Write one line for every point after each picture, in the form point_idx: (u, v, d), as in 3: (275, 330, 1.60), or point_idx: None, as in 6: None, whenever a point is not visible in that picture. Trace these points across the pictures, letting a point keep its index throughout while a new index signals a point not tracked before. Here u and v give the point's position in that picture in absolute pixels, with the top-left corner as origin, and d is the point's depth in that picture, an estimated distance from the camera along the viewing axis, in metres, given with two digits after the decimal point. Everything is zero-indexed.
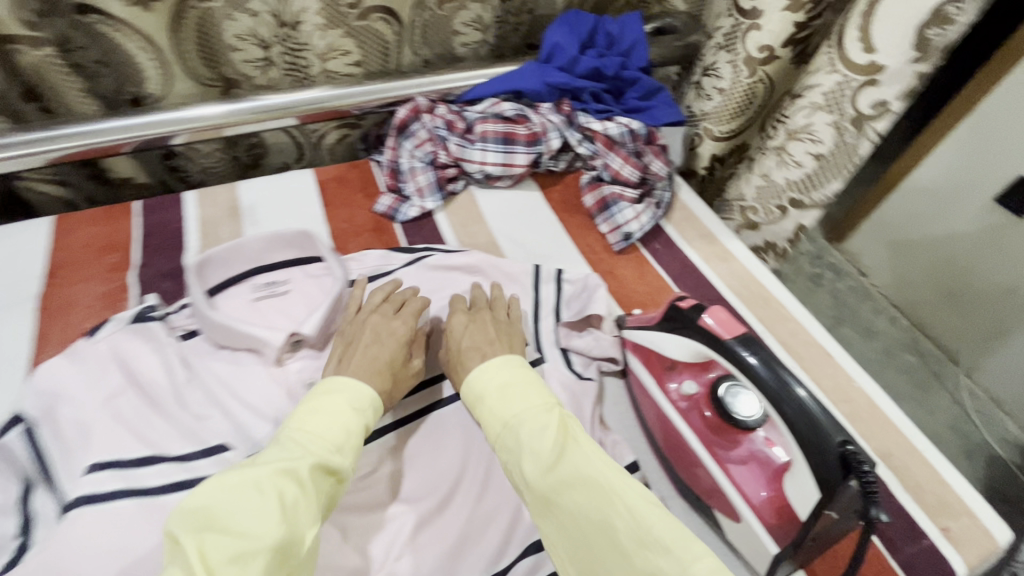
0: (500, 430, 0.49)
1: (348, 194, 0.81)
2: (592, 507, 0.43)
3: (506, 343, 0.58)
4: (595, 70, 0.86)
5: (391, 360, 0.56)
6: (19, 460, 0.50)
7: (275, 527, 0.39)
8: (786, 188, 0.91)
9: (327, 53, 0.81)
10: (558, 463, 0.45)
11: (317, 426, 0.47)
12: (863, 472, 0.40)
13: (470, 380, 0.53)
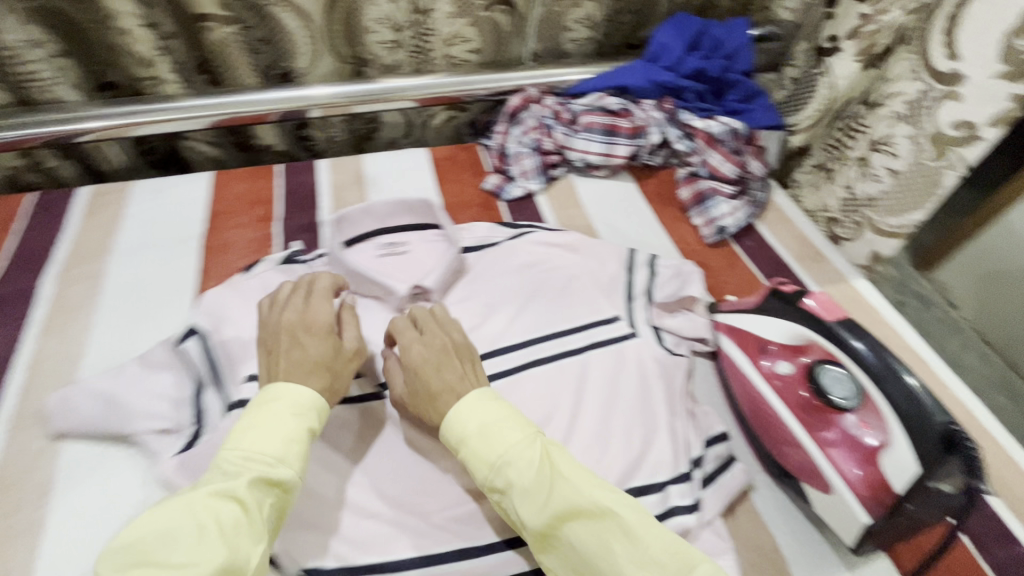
0: (486, 472, 0.48)
1: (459, 172, 0.88)
2: (591, 536, 0.45)
3: (471, 371, 0.55)
4: (698, 71, 0.89)
5: (322, 355, 0.52)
6: (194, 362, 0.57)
7: (206, 557, 0.38)
8: (863, 208, 0.81)
9: (451, 39, 0.88)
10: (549, 498, 0.46)
11: (252, 440, 0.45)
12: (965, 446, 0.45)
13: (447, 423, 0.51)
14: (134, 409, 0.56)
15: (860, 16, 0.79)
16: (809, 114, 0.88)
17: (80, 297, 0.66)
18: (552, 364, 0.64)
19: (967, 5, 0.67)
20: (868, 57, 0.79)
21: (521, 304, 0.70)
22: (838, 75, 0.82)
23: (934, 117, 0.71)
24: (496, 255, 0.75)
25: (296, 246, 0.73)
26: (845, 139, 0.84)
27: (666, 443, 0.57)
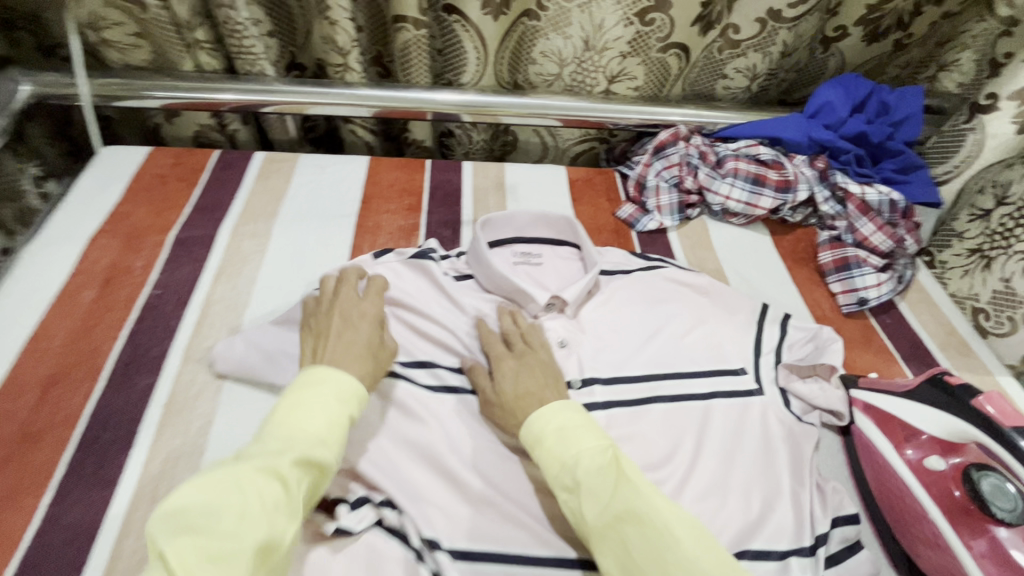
0: (556, 471, 0.50)
1: (594, 195, 0.89)
2: (649, 543, 0.44)
3: (555, 385, 0.58)
4: (861, 134, 0.86)
5: (370, 343, 0.55)
6: None
7: (254, 530, 0.38)
8: (1020, 304, 0.73)
9: (617, 76, 0.89)
10: (612, 496, 0.46)
11: (294, 419, 0.45)
12: None
13: (530, 421, 0.54)
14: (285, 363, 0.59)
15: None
16: (951, 165, 0.86)
17: (250, 251, 0.73)
18: (673, 403, 0.63)
19: None
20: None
21: (648, 336, 0.70)
22: (991, 132, 0.81)
23: None
24: (625, 281, 0.76)
25: (431, 242, 0.75)
26: (1013, 228, 0.74)
27: (789, 510, 0.55)
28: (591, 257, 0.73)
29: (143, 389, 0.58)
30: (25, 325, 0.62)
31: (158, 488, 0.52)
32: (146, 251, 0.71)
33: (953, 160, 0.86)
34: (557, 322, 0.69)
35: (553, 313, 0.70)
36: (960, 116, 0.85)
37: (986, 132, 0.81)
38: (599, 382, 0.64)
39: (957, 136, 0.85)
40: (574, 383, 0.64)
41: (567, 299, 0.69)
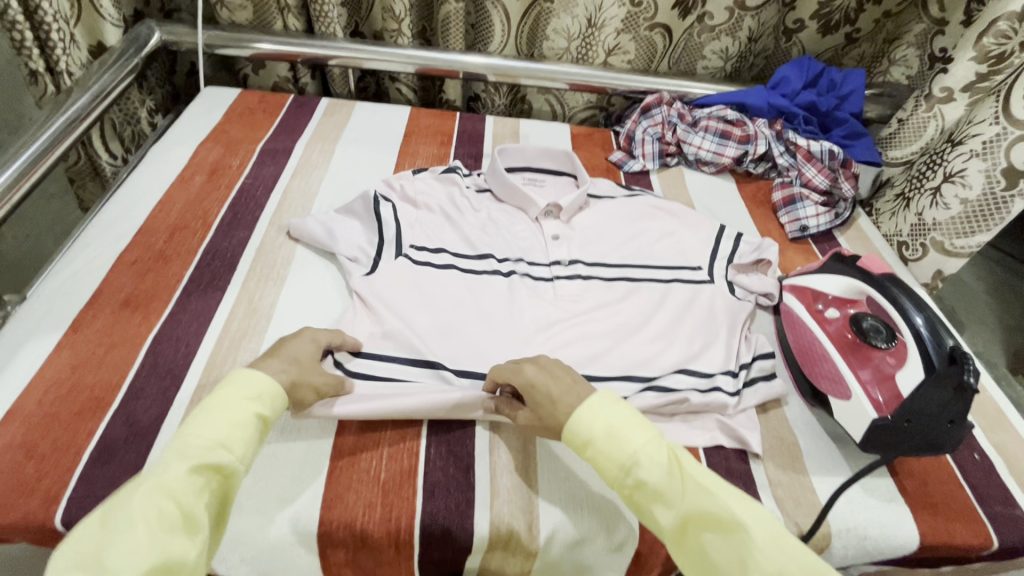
0: (618, 471, 0.51)
1: (591, 145, 1.10)
2: (720, 544, 0.47)
3: (583, 384, 0.58)
4: (812, 104, 1.06)
5: (300, 357, 0.57)
6: (376, 218, 0.78)
7: (145, 554, 0.39)
8: (930, 232, 0.91)
9: (613, 50, 1.12)
10: (682, 500, 0.49)
11: (199, 426, 0.47)
12: (969, 365, 0.56)
13: (574, 424, 0.53)
14: (342, 236, 0.78)
15: (974, 72, 0.86)
16: (912, 151, 0.97)
17: (319, 161, 0.94)
18: (640, 281, 0.81)
19: None
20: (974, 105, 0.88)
21: (626, 239, 0.88)
22: (947, 120, 0.92)
23: (1007, 154, 0.80)
24: (610, 203, 0.95)
25: (458, 163, 0.96)
26: (925, 171, 0.92)
27: (725, 349, 0.72)
28: (584, 179, 0.92)
29: (242, 239, 0.78)
30: (155, 193, 0.83)
31: (253, 296, 0.72)
32: (241, 154, 0.92)
33: (913, 146, 0.97)
34: (553, 223, 0.88)
35: (551, 218, 0.89)
36: (920, 107, 0.94)
37: (943, 118, 0.92)
38: (583, 263, 0.83)
39: (916, 127, 0.96)
40: (563, 262, 0.82)
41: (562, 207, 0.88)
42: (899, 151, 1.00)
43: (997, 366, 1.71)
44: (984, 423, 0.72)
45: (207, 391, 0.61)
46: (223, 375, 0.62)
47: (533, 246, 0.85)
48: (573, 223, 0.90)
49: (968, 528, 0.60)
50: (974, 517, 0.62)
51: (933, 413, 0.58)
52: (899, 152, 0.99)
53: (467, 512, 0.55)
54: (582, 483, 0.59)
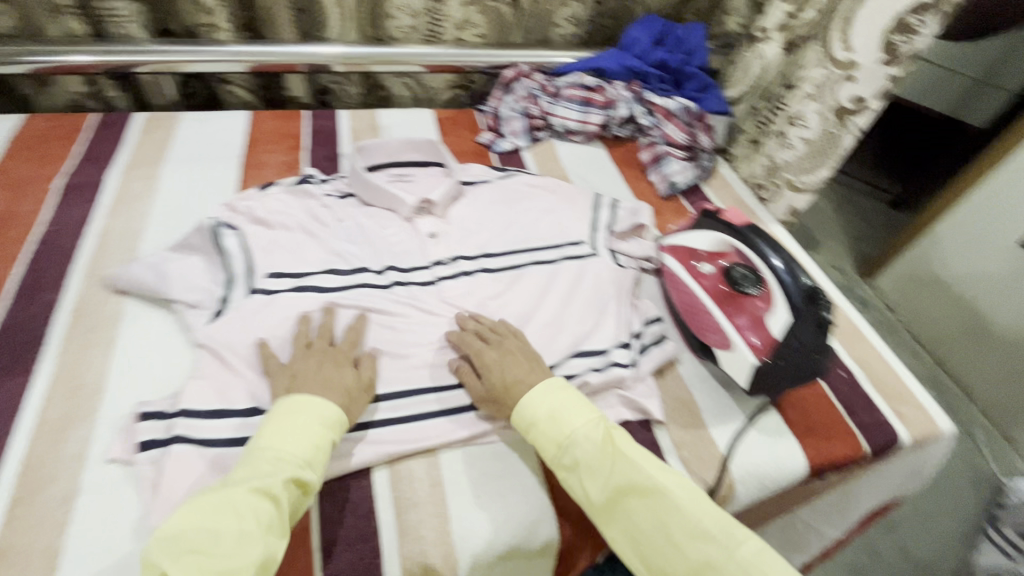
0: (556, 450, 0.55)
1: (458, 129, 1.05)
2: (646, 509, 0.52)
3: (537, 363, 0.61)
4: (662, 61, 1.08)
5: (349, 387, 0.57)
6: (225, 252, 0.68)
7: (252, 548, 0.43)
8: (781, 172, 0.97)
9: (462, 24, 1.07)
10: (612, 472, 0.53)
11: (286, 439, 0.50)
12: (823, 303, 0.62)
13: (521, 408, 0.57)
14: (177, 281, 0.67)
15: (783, 12, 0.93)
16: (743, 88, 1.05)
17: (140, 190, 0.80)
18: (526, 266, 0.78)
19: (859, 7, 0.80)
20: (788, 45, 0.95)
21: (507, 223, 0.85)
22: (765, 58, 0.99)
23: (834, 94, 0.86)
24: (485, 188, 0.91)
25: (311, 170, 0.87)
26: (771, 117, 0.98)
27: (618, 323, 0.72)
28: (454, 169, 0.88)
29: (49, 303, 0.65)
30: None
31: (74, 372, 0.59)
32: (34, 197, 0.76)
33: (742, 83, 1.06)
34: (428, 220, 0.82)
35: (426, 214, 0.83)
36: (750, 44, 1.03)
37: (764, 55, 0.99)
38: (466, 259, 0.78)
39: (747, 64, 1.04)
40: (445, 261, 0.78)
41: (434, 201, 0.83)
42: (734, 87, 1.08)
43: (850, 274, 1.95)
44: (846, 342, 0.79)
45: (24, 506, 0.49)
46: (46, 479, 0.51)
47: (412, 249, 0.79)
48: (449, 216, 0.85)
49: (844, 443, 0.67)
50: (848, 431, 0.68)
51: (801, 350, 0.62)
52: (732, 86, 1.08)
53: (374, 564, 0.51)
54: (494, 496, 0.57)
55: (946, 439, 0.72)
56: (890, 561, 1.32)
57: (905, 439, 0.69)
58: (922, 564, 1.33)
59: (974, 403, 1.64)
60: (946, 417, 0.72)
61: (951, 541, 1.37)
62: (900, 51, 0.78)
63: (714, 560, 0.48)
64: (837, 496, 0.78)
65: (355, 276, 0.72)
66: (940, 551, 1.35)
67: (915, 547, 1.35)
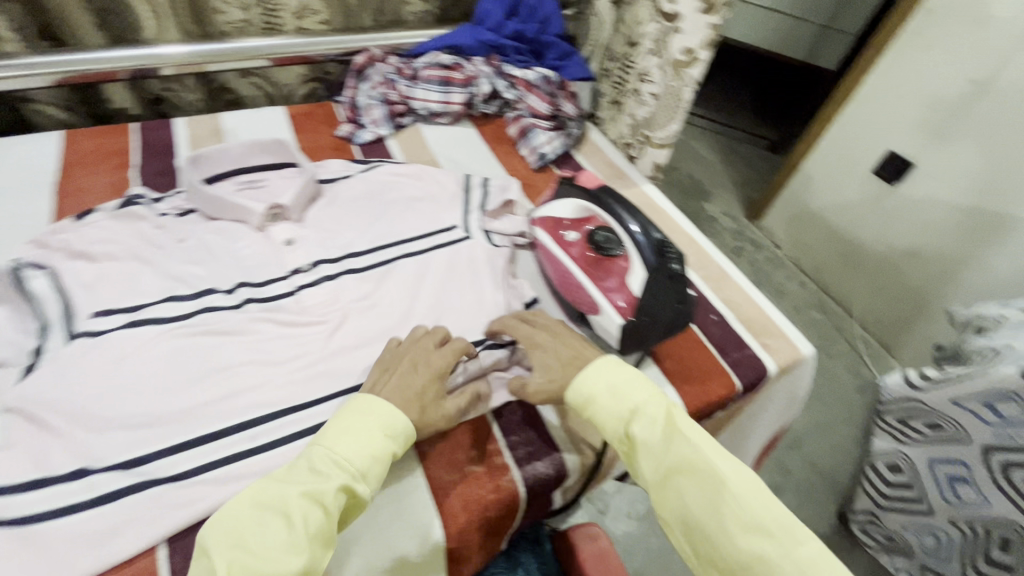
0: (617, 425, 0.54)
1: (314, 124, 0.98)
2: (703, 495, 0.49)
3: (593, 346, 0.61)
4: (517, 33, 1.06)
5: (420, 393, 0.55)
6: (32, 296, 0.58)
7: (295, 556, 0.43)
8: (641, 129, 1.00)
9: (300, 12, 0.99)
10: (668, 453, 0.51)
11: (348, 445, 0.49)
12: (672, 253, 0.65)
13: (577, 383, 0.56)
14: None
15: None
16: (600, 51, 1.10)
17: None
18: (396, 261, 0.74)
19: None
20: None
21: (373, 218, 0.80)
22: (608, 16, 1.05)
23: (669, 48, 0.88)
24: (347, 184, 0.86)
25: (139, 189, 0.77)
26: (623, 77, 1.00)
27: (495, 306, 0.71)
28: (308, 168, 0.82)
29: None
30: None
31: None
32: None
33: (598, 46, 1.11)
34: (282, 226, 0.76)
35: (280, 221, 0.77)
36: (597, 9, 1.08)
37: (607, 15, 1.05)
38: (326, 262, 0.73)
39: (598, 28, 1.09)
40: (304, 268, 0.72)
41: (286, 205, 0.77)
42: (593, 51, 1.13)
43: (740, 219, 2.08)
44: (715, 286, 0.83)
45: None
46: None
47: (269, 260, 0.72)
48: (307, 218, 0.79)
49: (718, 382, 0.70)
50: (721, 370, 0.71)
51: (662, 304, 0.64)
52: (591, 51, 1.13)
53: None
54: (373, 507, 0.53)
55: (811, 362, 0.78)
56: (798, 476, 1.45)
57: (772, 369, 0.73)
58: (825, 472, 1.47)
59: (854, 319, 1.81)
60: (808, 342, 0.77)
61: (846, 447, 1.52)
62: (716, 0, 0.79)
63: (767, 552, 0.46)
64: (729, 429, 0.83)
65: (199, 301, 0.65)
66: (839, 457, 1.50)
67: (818, 458, 1.49)
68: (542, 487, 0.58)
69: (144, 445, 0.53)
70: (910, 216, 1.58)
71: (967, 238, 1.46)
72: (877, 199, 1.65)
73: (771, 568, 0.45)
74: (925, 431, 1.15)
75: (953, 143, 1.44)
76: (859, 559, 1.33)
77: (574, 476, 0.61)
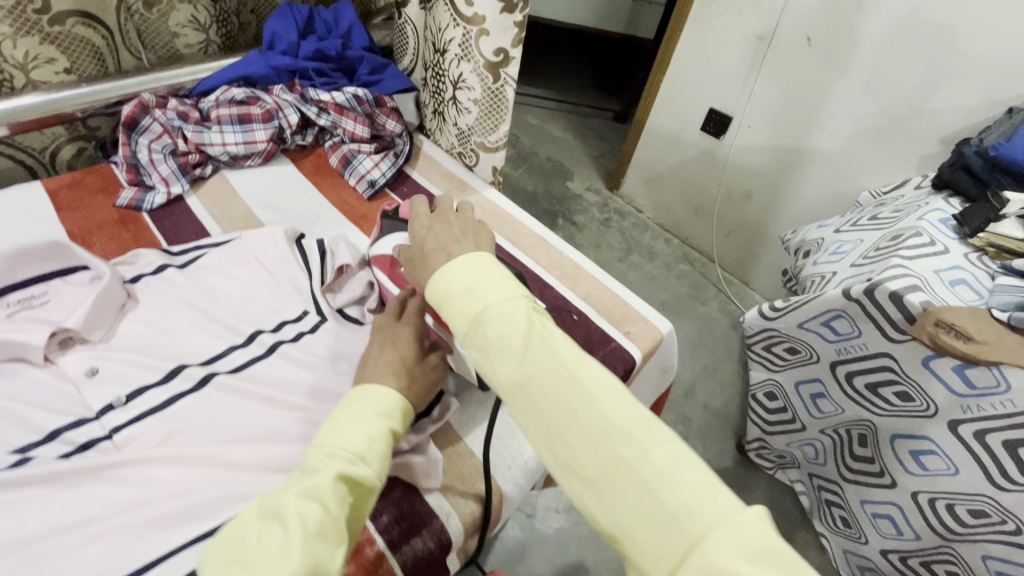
0: (467, 328, 0.45)
1: (86, 196, 0.81)
2: (560, 400, 0.41)
3: (471, 239, 0.51)
4: (319, 52, 0.97)
5: (402, 363, 0.55)
6: None
7: (292, 564, 0.37)
8: (471, 137, 0.96)
9: (28, 61, 0.81)
10: (522, 357, 0.42)
11: (339, 435, 0.46)
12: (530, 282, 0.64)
13: (435, 280, 0.47)
14: None
15: None
16: (414, 59, 1.05)
17: None
18: (240, 369, 0.61)
19: None
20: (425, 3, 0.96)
21: (198, 314, 0.66)
22: (416, 20, 1.00)
23: (479, 50, 0.84)
24: (168, 281, 0.69)
25: None
26: (441, 85, 0.95)
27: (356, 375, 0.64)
28: (104, 269, 0.65)
29: None
30: None
31: None
32: None
33: (411, 53, 1.05)
34: (76, 355, 0.59)
35: (75, 346, 0.61)
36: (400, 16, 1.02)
37: (414, 20, 1.00)
38: (150, 388, 0.58)
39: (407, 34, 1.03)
40: (117, 403, 0.56)
41: (76, 328, 0.60)
42: (406, 60, 1.07)
43: (602, 190, 2.17)
44: (571, 283, 0.82)
45: None
46: None
47: (54, 386, 0.58)
48: (116, 335, 0.62)
49: None
50: None
51: None
52: (404, 60, 1.07)
53: None
54: None
55: (671, 338, 0.80)
56: (698, 422, 1.55)
57: (637, 356, 0.74)
58: (720, 411, 1.59)
59: (715, 264, 1.96)
60: (665, 319, 0.79)
61: (732, 382, 1.66)
62: None
63: (627, 457, 0.39)
64: None
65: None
66: (728, 393, 1.63)
67: (711, 400, 1.60)
68: (424, 565, 0.53)
69: None
70: (740, 165, 1.74)
71: (787, 176, 1.64)
72: (710, 153, 1.79)
73: (631, 474, 0.39)
74: (789, 356, 1.27)
75: (760, 94, 1.60)
76: (762, 482, 1.46)
77: (462, 537, 0.56)
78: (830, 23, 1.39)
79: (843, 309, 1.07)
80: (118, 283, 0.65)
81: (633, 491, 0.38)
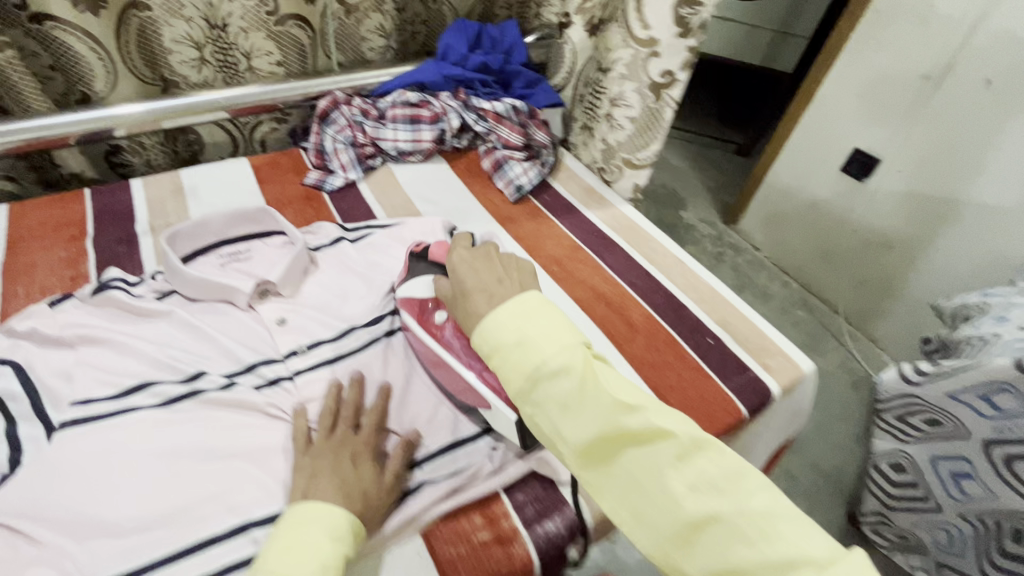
0: (524, 383, 0.48)
1: (280, 174, 0.94)
2: (643, 457, 0.43)
3: (513, 279, 0.56)
4: (483, 64, 1.05)
5: (361, 485, 0.51)
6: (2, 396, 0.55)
7: None
8: (617, 153, 0.98)
9: (253, 53, 0.97)
10: (590, 415, 0.45)
11: (290, 562, 0.44)
12: None
13: (484, 330, 0.51)
14: None
15: None
16: (565, 77, 1.10)
17: None
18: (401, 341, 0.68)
19: None
20: (591, 27, 1.01)
21: (366, 285, 0.75)
22: (577, 43, 1.04)
23: (646, 70, 0.87)
24: (343, 253, 0.79)
25: (115, 273, 0.70)
26: (595, 102, 0.99)
27: None
28: (297, 238, 0.74)
29: None
30: None
31: None
32: None
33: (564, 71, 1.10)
34: (271, 305, 0.69)
35: (269, 298, 0.70)
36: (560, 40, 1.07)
37: (574, 42, 1.04)
38: (327, 342, 0.66)
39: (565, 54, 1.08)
40: (300, 350, 0.65)
41: (274, 282, 0.69)
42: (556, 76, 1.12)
43: (716, 223, 2.10)
44: (705, 307, 0.81)
45: None
46: None
47: (252, 328, 0.68)
48: (301, 294, 0.72)
49: (723, 412, 0.68)
50: (728, 399, 0.69)
51: None
52: (555, 77, 1.11)
53: None
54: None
55: (812, 378, 0.76)
56: (805, 482, 1.42)
57: (775, 389, 0.72)
58: (829, 473, 1.45)
59: (839, 315, 1.81)
60: (807, 358, 0.76)
61: (848, 446, 1.51)
62: (690, 23, 0.80)
63: (724, 512, 0.40)
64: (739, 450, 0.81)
65: (192, 385, 0.59)
66: (842, 457, 1.49)
67: (821, 460, 1.47)
68: (557, 549, 0.56)
69: (138, 554, 0.48)
70: (882, 211, 1.60)
71: (942, 230, 1.48)
72: (847, 196, 1.67)
73: (725, 529, 0.40)
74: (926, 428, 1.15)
75: (917, 137, 1.47)
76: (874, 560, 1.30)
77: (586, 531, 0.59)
78: (1018, 67, 1.25)
79: (1011, 382, 0.95)
80: (305, 251, 0.73)
81: (732, 547, 0.39)
